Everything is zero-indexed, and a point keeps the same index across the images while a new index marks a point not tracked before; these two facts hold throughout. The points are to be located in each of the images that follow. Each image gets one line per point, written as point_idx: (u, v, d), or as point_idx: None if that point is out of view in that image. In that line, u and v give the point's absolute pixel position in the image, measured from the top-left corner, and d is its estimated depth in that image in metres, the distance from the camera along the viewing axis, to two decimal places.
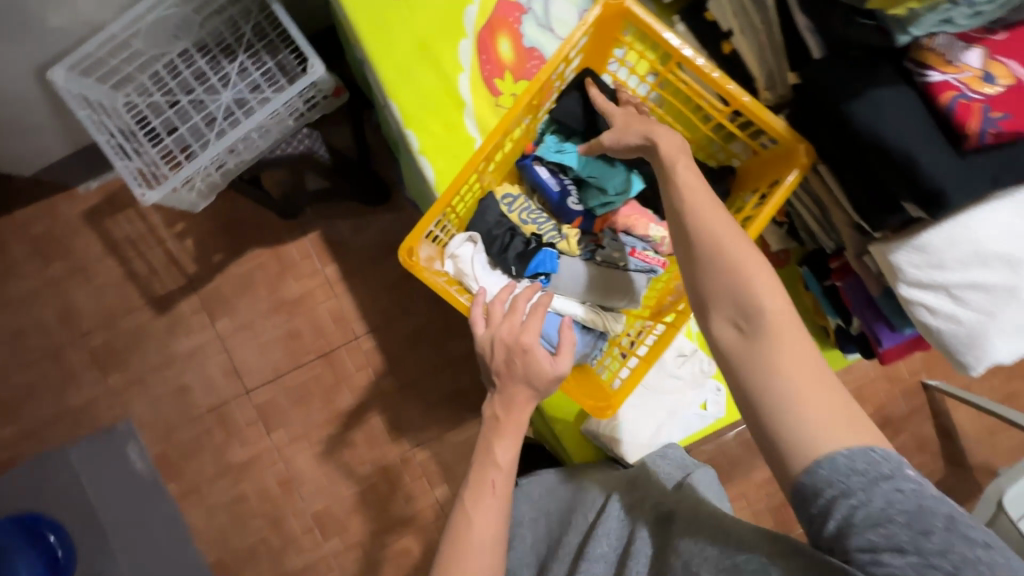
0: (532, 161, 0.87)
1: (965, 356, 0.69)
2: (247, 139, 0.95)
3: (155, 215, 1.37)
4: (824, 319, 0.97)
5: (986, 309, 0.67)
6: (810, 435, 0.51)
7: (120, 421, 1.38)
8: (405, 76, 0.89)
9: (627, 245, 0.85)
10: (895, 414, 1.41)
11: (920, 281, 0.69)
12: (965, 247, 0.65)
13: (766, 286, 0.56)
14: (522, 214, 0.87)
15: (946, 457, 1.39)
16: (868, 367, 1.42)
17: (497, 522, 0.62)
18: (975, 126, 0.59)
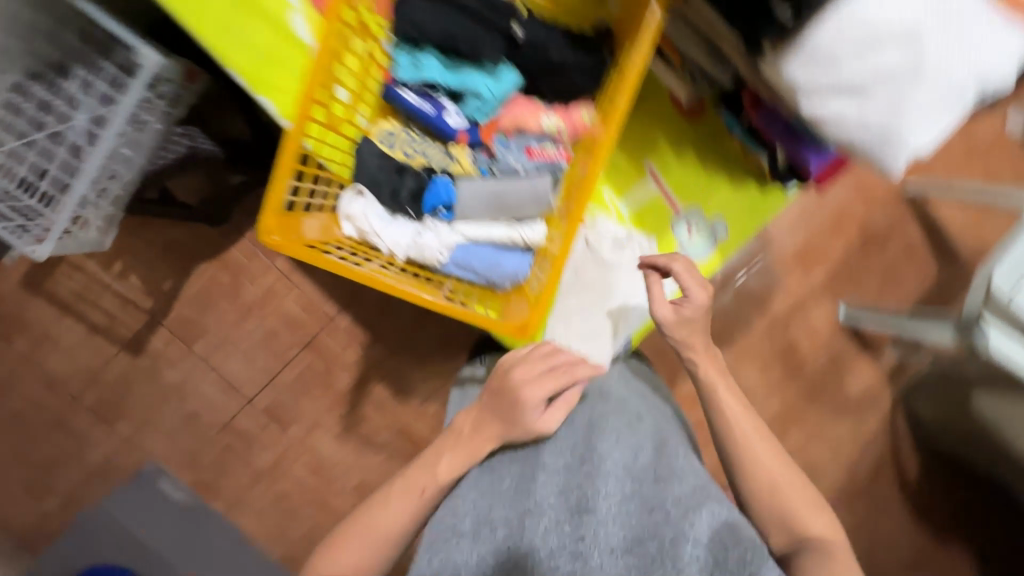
0: (395, 88, 0.76)
1: (884, 155, 0.63)
2: (122, 159, 0.85)
3: (91, 262, 1.33)
4: (755, 158, 0.88)
5: (895, 101, 0.60)
6: (777, 509, 0.75)
7: (144, 462, 1.42)
8: (231, 34, 0.76)
9: (522, 146, 0.78)
10: (878, 228, 1.40)
11: (818, 87, 0.62)
12: (851, 34, 0.59)
13: (779, 465, 0.78)
14: (405, 148, 0.78)
15: (936, 255, 1.40)
16: (840, 192, 1.39)
17: (413, 510, 0.77)
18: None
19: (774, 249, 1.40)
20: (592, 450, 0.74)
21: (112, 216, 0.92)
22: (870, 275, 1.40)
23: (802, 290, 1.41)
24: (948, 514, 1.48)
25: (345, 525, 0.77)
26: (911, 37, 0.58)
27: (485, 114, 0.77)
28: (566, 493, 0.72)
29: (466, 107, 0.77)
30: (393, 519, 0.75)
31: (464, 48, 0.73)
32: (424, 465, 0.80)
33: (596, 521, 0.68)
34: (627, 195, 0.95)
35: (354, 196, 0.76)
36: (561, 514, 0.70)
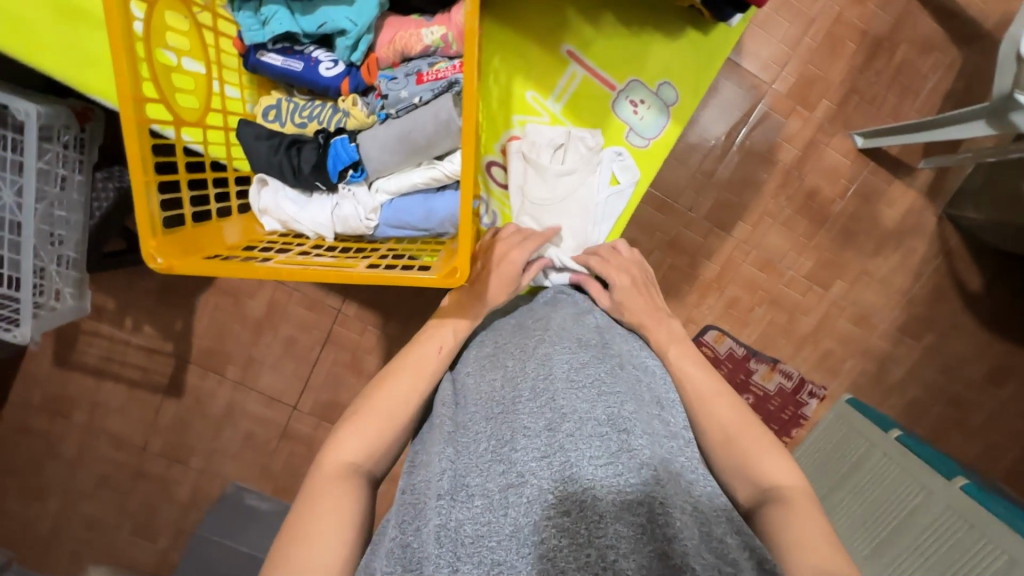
0: (255, 57, 0.63)
1: None
2: (62, 222, 0.83)
3: (105, 326, 1.37)
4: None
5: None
6: (745, 465, 0.66)
7: (225, 486, 1.51)
8: (86, 60, 0.72)
9: (412, 74, 0.61)
10: (880, 33, 1.22)
11: None
12: None
13: (732, 412, 0.69)
14: (295, 120, 0.63)
15: (955, 40, 1.21)
16: (826, 6, 1.21)
17: (368, 436, 0.66)
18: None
19: (766, 95, 1.25)
20: (565, 401, 0.61)
21: (81, 280, 0.91)
22: (883, 88, 1.24)
23: (809, 130, 1.27)
24: None
25: (373, 391, 0.70)
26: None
27: (361, 49, 0.62)
28: (548, 453, 0.56)
29: (338, 50, 0.63)
30: (404, 398, 0.69)
31: None
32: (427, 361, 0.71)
33: (584, 488, 0.54)
34: (554, 90, 0.83)
35: (257, 189, 0.59)
36: (542, 480, 0.55)
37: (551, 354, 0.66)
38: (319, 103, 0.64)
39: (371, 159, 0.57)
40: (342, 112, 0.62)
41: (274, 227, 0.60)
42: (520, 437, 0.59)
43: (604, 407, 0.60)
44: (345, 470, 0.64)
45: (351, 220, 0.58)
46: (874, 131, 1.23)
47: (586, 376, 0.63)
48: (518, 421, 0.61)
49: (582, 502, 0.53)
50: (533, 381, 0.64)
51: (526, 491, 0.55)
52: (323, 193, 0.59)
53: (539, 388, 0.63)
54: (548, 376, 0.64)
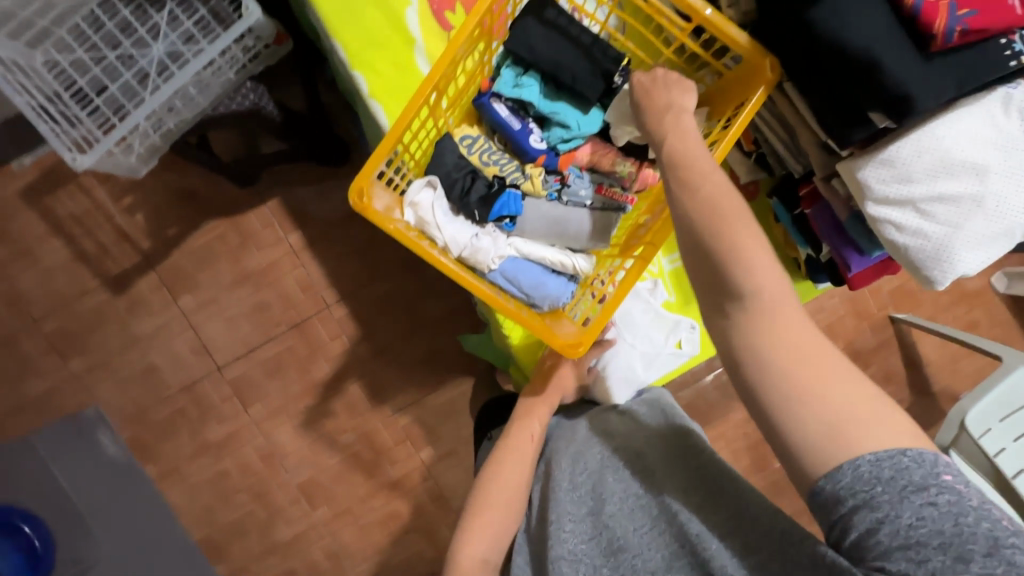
0: (489, 98, 0.71)
1: (932, 271, 0.68)
2: (188, 98, 0.86)
3: (101, 190, 1.29)
4: (796, 251, 0.93)
5: (954, 224, 0.66)
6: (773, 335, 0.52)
7: (88, 406, 1.33)
8: (349, 13, 0.80)
9: (594, 182, 0.72)
10: (864, 347, 1.46)
11: (887, 197, 0.68)
12: (930, 159, 0.65)
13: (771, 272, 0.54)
14: (483, 155, 0.70)
15: (911, 385, 1.46)
16: (837, 307, 1.45)
17: (490, 535, 0.70)
18: (941, 24, 0.57)
19: None
20: (602, 486, 0.70)
21: (157, 150, 0.92)
22: None
23: None
24: None
25: (482, 481, 0.76)
26: (984, 171, 0.64)
27: (569, 145, 0.72)
28: (595, 534, 0.67)
29: (550, 133, 0.72)
30: (517, 487, 0.75)
31: (565, 79, 0.68)
32: (506, 452, 0.78)
33: (632, 554, 0.63)
34: (672, 253, 0.95)
35: (419, 185, 0.63)
36: (595, 558, 0.65)
37: (584, 451, 0.76)
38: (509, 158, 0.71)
39: (527, 222, 0.66)
40: (522, 174, 0.70)
41: (410, 219, 0.64)
42: (567, 519, 0.68)
43: (637, 483, 0.69)
44: (477, 565, 0.68)
45: (481, 254, 0.63)
46: None
47: (618, 461, 0.72)
48: (562, 506, 0.70)
49: (632, 565, 0.62)
50: (572, 474, 0.73)
51: (580, 565, 0.65)
52: (471, 221, 0.65)
53: (578, 479, 0.72)
54: (585, 469, 0.73)
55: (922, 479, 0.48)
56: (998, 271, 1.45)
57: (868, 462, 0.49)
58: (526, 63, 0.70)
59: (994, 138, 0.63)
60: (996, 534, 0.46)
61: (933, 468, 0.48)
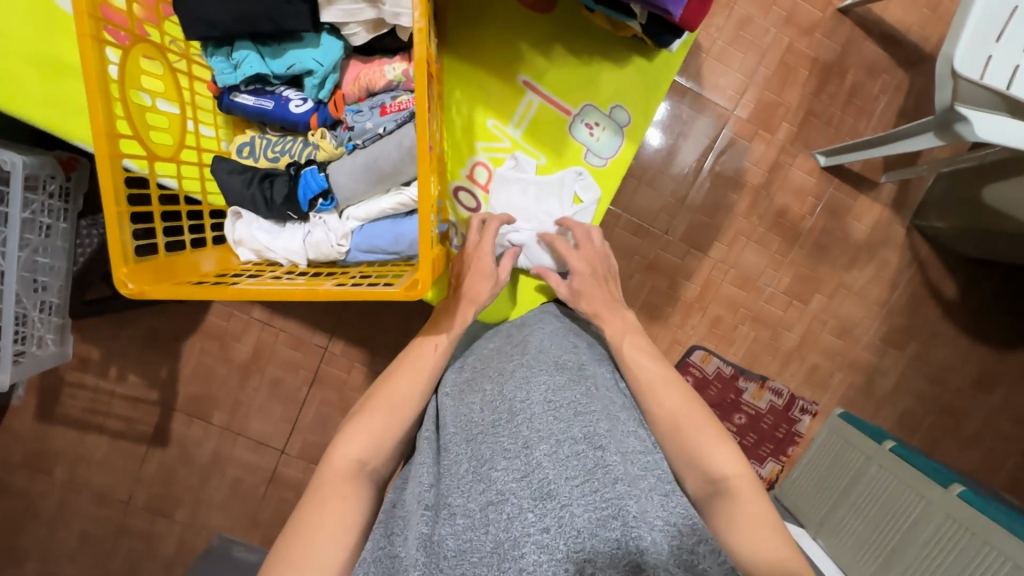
0: (229, 97, 0.67)
1: None
2: (46, 269, 0.85)
3: (89, 376, 1.36)
4: (629, 29, 0.76)
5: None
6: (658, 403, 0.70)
7: (213, 538, 1.46)
8: (65, 106, 0.75)
9: (377, 106, 0.64)
10: (831, 58, 1.29)
11: None
12: None
13: (681, 402, 0.70)
14: (269, 153, 0.67)
15: (902, 62, 1.28)
16: (777, 38, 1.28)
17: (369, 437, 0.67)
18: None
19: (729, 121, 1.31)
20: (540, 424, 0.60)
21: (63, 325, 0.92)
22: (838, 110, 1.30)
23: (773, 152, 1.32)
24: (1007, 322, 1.39)
25: (378, 387, 0.72)
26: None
27: (328, 87, 0.67)
28: (526, 472, 0.55)
29: (306, 89, 0.67)
30: (405, 393, 0.70)
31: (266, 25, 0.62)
32: (413, 361, 0.73)
33: (561, 502, 0.52)
34: (513, 116, 0.84)
35: (231, 221, 0.61)
36: (522, 498, 0.54)
37: (529, 377, 0.66)
38: (290, 139, 0.68)
39: (340, 187, 0.59)
40: (311, 145, 0.67)
41: (248, 257, 0.61)
42: (500, 457, 0.58)
43: (580, 426, 0.59)
44: (352, 467, 0.64)
45: (323, 246, 0.59)
46: (833, 149, 1.28)
47: (562, 399, 0.63)
48: (498, 443, 0.60)
49: (560, 517, 0.51)
50: (511, 402, 0.63)
51: (506, 508, 0.54)
52: (295, 223, 0.60)
53: (517, 409, 0.62)
54: (526, 400, 0.63)
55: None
56: None
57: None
58: (224, 39, 0.65)
59: None
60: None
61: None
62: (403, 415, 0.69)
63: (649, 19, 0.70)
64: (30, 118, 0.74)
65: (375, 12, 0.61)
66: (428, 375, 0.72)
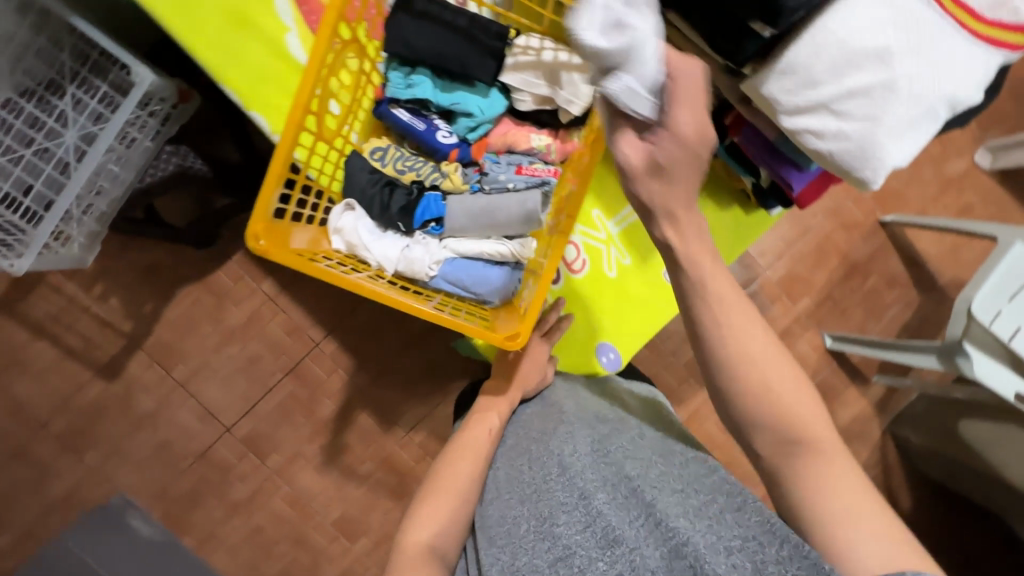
0: (387, 106, 0.69)
1: (861, 170, 0.64)
2: (111, 176, 0.86)
3: (70, 284, 1.30)
4: (740, 182, 0.84)
5: (881, 116, 0.62)
6: (730, 334, 0.54)
7: (113, 495, 1.35)
8: (233, 56, 0.73)
9: (514, 164, 0.71)
10: (861, 258, 1.41)
11: (798, 107, 0.65)
12: (829, 57, 0.62)
13: (772, 350, 0.55)
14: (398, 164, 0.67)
15: (918, 285, 1.41)
16: (822, 224, 1.40)
17: (435, 517, 0.64)
18: None
19: (758, 277, 1.41)
20: (593, 473, 0.59)
21: (96, 234, 0.91)
22: (854, 303, 1.41)
23: (788, 318, 1.41)
24: (948, 551, 1.45)
25: (438, 468, 0.70)
26: (909, 56, 0.60)
27: (478, 133, 0.72)
28: (589, 523, 0.55)
29: (457, 125, 0.71)
30: (466, 475, 0.68)
31: (454, 66, 0.68)
32: (465, 446, 0.71)
33: (629, 546, 0.51)
34: (614, 215, 0.92)
35: (340, 210, 0.63)
36: (589, 549, 0.54)
37: (573, 432, 0.66)
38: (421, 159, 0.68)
39: (452, 219, 0.63)
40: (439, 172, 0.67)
41: (340, 247, 0.62)
42: (559, 511, 0.58)
43: (631, 468, 0.59)
44: (422, 552, 0.62)
45: (416, 263, 0.61)
46: (842, 336, 1.37)
47: (609, 446, 0.63)
48: (554, 497, 0.60)
49: (631, 561, 0.51)
50: (560, 455, 0.63)
51: (575, 561, 0.54)
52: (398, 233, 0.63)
53: (566, 462, 0.62)
54: (574, 451, 0.63)
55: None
56: (979, 147, 1.39)
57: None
58: (412, 61, 0.69)
59: (890, 22, 0.60)
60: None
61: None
62: (464, 494, 0.67)
63: (766, 185, 0.79)
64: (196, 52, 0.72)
65: (551, 87, 0.69)
66: (481, 458, 0.70)
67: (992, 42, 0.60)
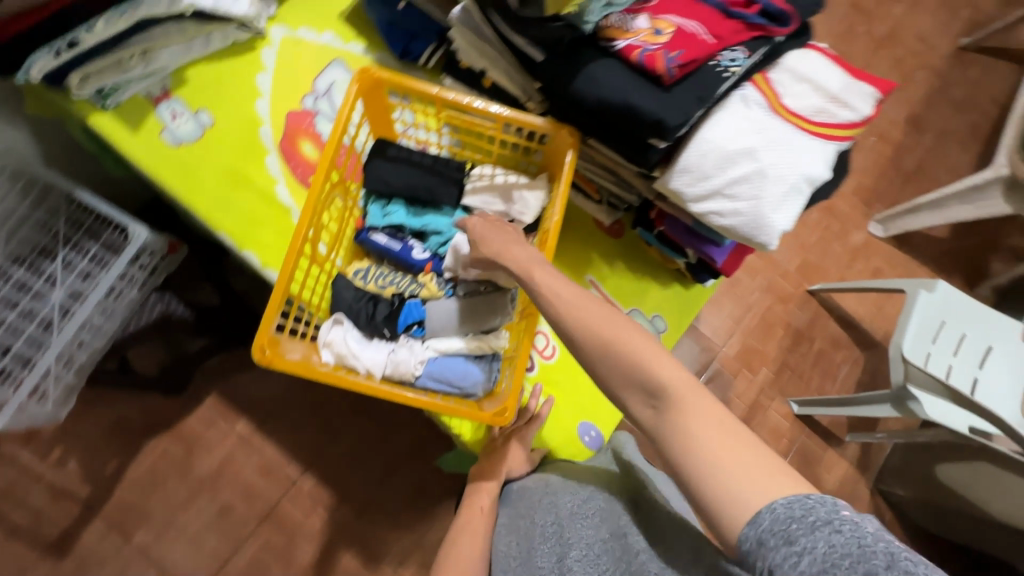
0: (367, 234, 0.71)
1: (761, 241, 0.58)
2: (93, 328, 0.89)
3: (26, 453, 1.23)
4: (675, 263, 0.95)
5: (761, 202, 0.56)
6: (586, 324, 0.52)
7: None
8: (224, 205, 0.74)
9: None
10: (802, 326, 1.54)
11: (696, 197, 0.58)
12: (713, 150, 0.56)
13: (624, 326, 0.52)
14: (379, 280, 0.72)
15: (858, 343, 1.54)
16: (761, 300, 1.55)
17: None
18: (658, 66, 0.52)
19: (717, 355, 1.50)
20: (573, 533, 0.60)
21: (71, 388, 0.91)
22: (808, 368, 1.52)
23: (753, 390, 1.49)
24: None
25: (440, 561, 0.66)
26: (765, 148, 0.56)
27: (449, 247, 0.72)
28: None
29: (429, 242, 0.72)
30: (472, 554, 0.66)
31: (423, 196, 0.69)
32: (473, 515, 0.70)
33: None
34: None
35: (329, 324, 0.67)
36: None
37: (556, 497, 0.67)
38: (400, 276, 0.72)
39: (432, 322, 0.68)
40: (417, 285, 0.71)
41: (328, 359, 0.65)
42: None
43: (608, 527, 0.60)
44: None
45: (402, 365, 0.66)
46: (806, 400, 1.45)
47: (590, 508, 0.63)
48: (533, 565, 0.60)
49: None
50: (542, 524, 0.64)
51: None
52: (384, 339, 0.68)
53: (548, 530, 0.62)
54: (555, 516, 0.64)
55: (825, 514, 0.40)
56: (871, 220, 1.61)
57: (782, 506, 0.42)
58: (387, 195, 0.72)
59: (757, 115, 0.57)
60: (893, 547, 0.39)
61: (831, 502, 0.42)
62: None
63: (696, 262, 0.88)
64: (190, 206, 0.73)
65: (505, 204, 0.71)
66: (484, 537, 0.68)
67: (839, 136, 0.58)
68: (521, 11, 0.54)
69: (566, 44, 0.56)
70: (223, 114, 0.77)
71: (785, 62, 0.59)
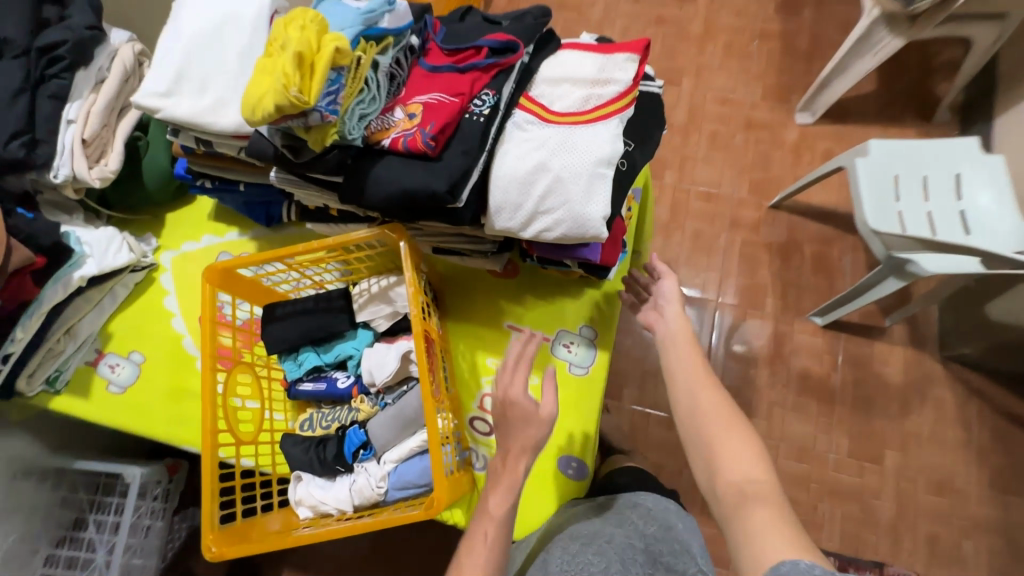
0: (293, 388, 0.76)
1: (590, 232, 0.58)
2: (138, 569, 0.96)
3: None
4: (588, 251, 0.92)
5: (573, 201, 0.58)
6: (688, 386, 0.63)
7: None
8: (181, 421, 0.82)
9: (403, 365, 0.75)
10: (783, 240, 1.48)
11: (520, 225, 0.60)
12: (511, 181, 0.59)
13: (715, 399, 0.61)
14: (324, 421, 0.75)
15: (846, 229, 1.47)
16: (731, 237, 1.49)
17: None
18: (419, 147, 0.57)
19: (717, 308, 1.43)
20: None
21: None
22: (811, 276, 1.44)
23: (770, 324, 1.41)
24: None
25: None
26: (554, 155, 0.59)
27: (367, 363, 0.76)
28: None
29: (348, 367, 0.76)
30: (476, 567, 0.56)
31: (320, 335, 0.74)
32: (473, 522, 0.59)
33: None
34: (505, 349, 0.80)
35: (293, 484, 0.71)
36: None
37: (548, 551, 0.66)
38: (337, 409, 0.75)
39: (377, 439, 0.70)
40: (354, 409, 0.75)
41: (306, 515, 0.69)
42: None
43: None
44: None
45: (366, 490, 0.69)
46: (824, 308, 1.36)
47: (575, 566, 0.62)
48: None
49: None
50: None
51: None
52: (344, 474, 0.71)
53: None
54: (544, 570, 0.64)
55: None
56: (795, 112, 1.55)
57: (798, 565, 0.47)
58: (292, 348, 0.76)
59: (536, 138, 0.60)
60: None
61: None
62: None
63: None
64: (155, 436, 0.81)
65: (390, 305, 0.74)
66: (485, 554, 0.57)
67: (608, 114, 0.60)
68: (301, 158, 0.61)
69: (347, 163, 0.61)
70: (151, 346, 0.86)
71: (541, 75, 0.64)
